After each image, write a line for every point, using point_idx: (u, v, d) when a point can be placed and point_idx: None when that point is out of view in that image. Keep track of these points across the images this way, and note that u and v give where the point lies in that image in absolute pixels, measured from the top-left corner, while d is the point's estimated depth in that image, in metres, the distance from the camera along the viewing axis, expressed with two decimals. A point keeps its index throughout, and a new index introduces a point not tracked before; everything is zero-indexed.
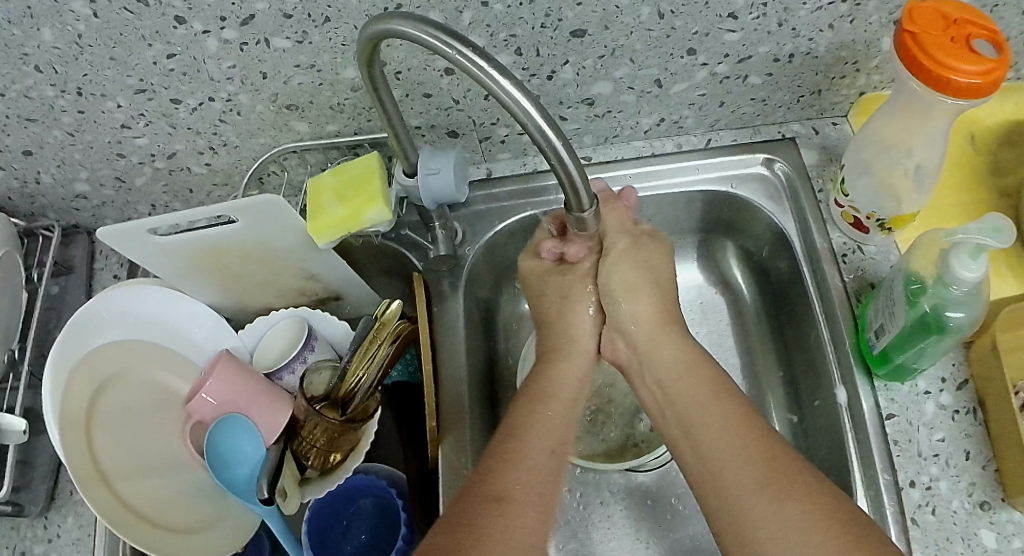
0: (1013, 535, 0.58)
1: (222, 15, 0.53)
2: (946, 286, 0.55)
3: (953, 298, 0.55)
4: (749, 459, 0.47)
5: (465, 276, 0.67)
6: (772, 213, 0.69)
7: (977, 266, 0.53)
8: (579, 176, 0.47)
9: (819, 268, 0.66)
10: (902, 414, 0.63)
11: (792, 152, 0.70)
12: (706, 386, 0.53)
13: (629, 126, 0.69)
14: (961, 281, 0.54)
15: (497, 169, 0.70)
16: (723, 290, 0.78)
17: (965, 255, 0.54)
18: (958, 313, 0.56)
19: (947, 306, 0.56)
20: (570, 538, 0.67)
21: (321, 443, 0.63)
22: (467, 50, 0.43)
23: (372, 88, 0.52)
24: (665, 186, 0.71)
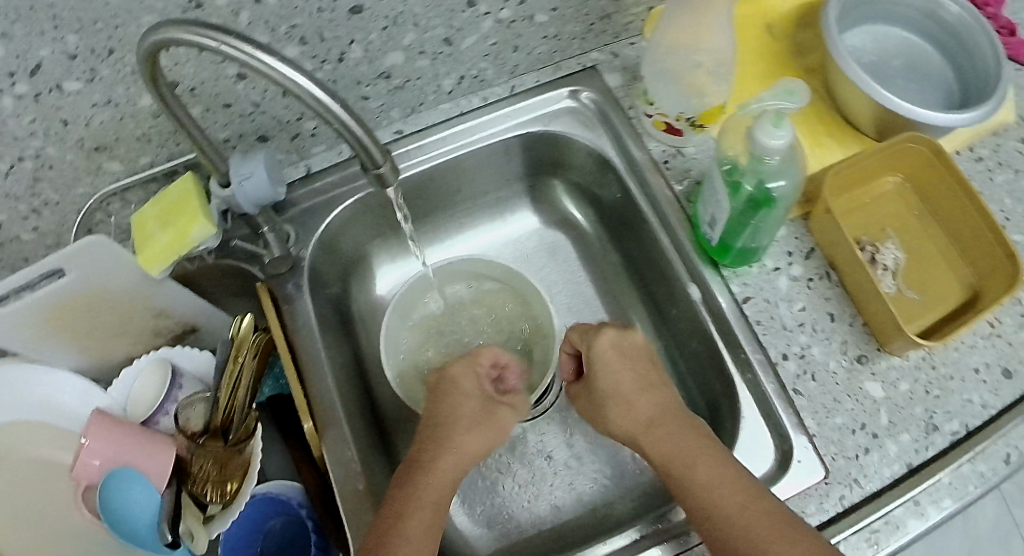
0: (897, 380, 0.66)
1: (9, 70, 0.53)
2: (760, 159, 0.58)
3: (768, 169, 0.58)
4: (763, 552, 0.52)
5: (307, 275, 0.68)
6: (589, 140, 0.72)
7: (782, 134, 0.56)
8: (366, 133, 0.53)
9: (645, 180, 0.69)
10: (758, 295, 0.67)
11: (595, 79, 0.73)
12: (736, 498, 0.54)
13: (432, 89, 0.70)
14: (768, 150, 0.57)
15: (314, 163, 0.71)
16: (562, 227, 0.80)
17: (768, 124, 0.56)
18: (775, 185, 0.59)
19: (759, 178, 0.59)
20: (482, 499, 0.68)
21: (214, 474, 0.67)
22: (230, 38, 0.45)
23: (165, 107, 0.53)
24: (477, 140, 0.72)
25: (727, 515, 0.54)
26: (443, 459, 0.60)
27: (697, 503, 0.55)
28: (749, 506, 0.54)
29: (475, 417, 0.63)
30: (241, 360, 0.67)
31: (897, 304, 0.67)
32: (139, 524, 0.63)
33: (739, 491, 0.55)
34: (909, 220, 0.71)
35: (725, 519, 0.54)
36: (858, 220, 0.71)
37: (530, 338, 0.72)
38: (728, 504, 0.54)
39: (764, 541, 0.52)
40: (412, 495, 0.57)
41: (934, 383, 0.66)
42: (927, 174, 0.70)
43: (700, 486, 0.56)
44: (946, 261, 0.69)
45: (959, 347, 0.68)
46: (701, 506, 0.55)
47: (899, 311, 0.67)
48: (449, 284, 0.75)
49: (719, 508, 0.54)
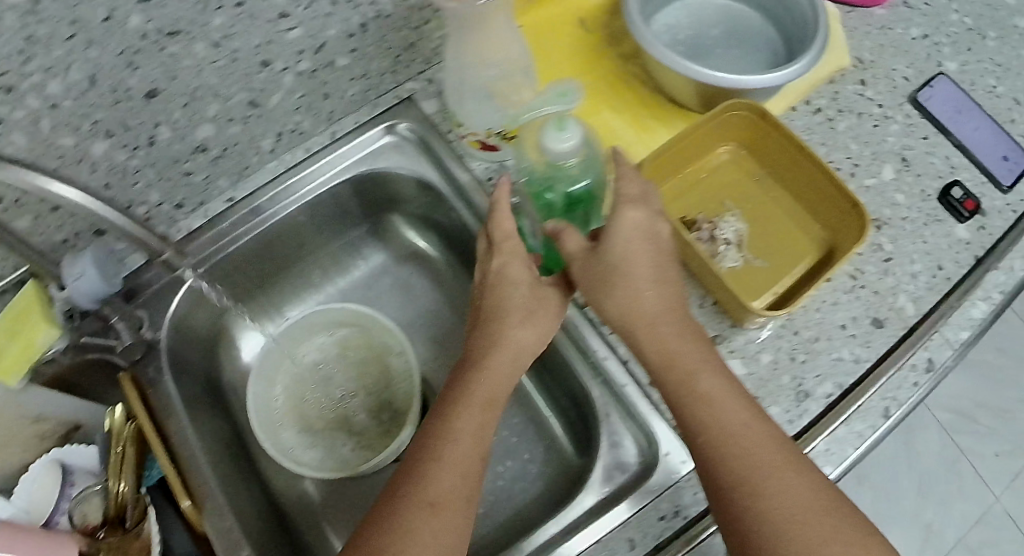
0: (759, 352, 0.64)
1: None
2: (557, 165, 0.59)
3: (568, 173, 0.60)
4: (765, 467, 0.52)
5: (166, 355, 0.70)
6: (411, 169, 0.72)
7: (571, 134, 0.57)
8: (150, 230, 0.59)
9: (468, 198, 0.70)
10: None
11: (412, 110, 0.73)
12: (738, 408, 0.55)
13: (253, 151, 0.72)
14: (565, 154, 0.57)
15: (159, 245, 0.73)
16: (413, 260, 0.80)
17: (552, 131, 0.57)
18: (581, 180, 0.61)
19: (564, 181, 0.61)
20: None
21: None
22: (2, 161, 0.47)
23: None
24: (306, 194, 0.73)
25: (732, 432, 0.54)
26: (478, 391, 0.59)
27: (693, 411, 0.56)
28: (747, 419, 0.55)
29: (524, 309, 0.62)
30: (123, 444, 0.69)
31: (743, 276, 0.66)
32: None
33: (742, 402, 0.56)
34: (748, 189, 0.70)
35: (716, 439, 0.54)
36: (696, 198, 0.70)
37: (380, 371, 0.75)
38: (731, 419, 0.55)
39: (766, 457, 0.53)
40: (455, 433, 0.56)
41: (799, 348, 0.64)
42: (759, 139, 0.69)
43: (698, 403, 0.56)
44: (792, 223, 0.68)
45: (821, 307, 0.66)
46: (712, 415, 0.55)
47: (747, 283, 0.66)
48: (299, 346, 0.75)
49: (738, 415, 0.55)
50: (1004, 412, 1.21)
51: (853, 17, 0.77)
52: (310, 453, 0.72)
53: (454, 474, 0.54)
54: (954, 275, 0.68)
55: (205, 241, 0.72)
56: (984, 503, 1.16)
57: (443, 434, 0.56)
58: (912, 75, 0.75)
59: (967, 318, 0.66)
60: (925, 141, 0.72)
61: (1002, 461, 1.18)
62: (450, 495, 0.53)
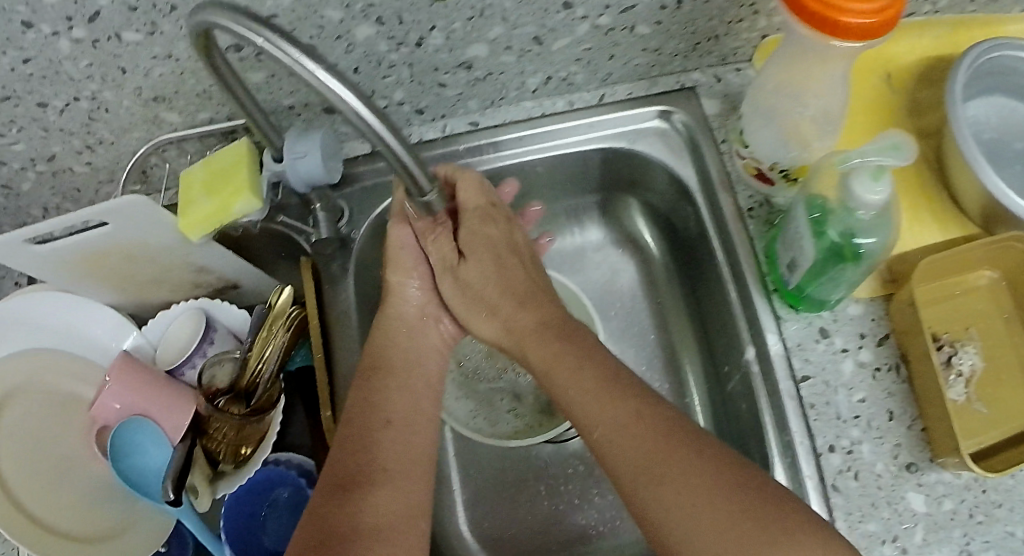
0: (943, 496, 0.60)
1: (68, 15, 0.51)
2: (851, 212, 0.53)
3: (859, 224, 0.53)
4: None
5: (356, 254, 0.66)
6: (670, 164, 0.65)
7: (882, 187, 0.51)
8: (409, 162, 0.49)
9: (722, 222, 0.63)
10: (819, 376, 0.61)
11: (691, 102, 0.66)
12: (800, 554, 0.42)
13: (515, 86, 0.64)
14: (867, 206, 0.52)
15: (381, 140, 0.68)
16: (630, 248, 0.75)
17: (863, 177, 0.51)
18: (869, 236, 0.54)
19: (854, 228, 0.54)
20: (487, 509, 0.68)
21: (231, 437, 0.66)
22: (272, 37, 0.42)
23: (214, 71, 0.51)
24: (551, 147, 0.66)
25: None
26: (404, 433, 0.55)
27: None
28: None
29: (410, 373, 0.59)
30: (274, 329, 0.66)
31: (961, 414, 0.62)
32: (147, 476, 0.64)
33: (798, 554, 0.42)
34: (997, 323, 0.65)
35: None
36: (943, 312, 0.65)
37: None
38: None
39: None
40: (378, 421, 0.55)
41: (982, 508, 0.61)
42: None
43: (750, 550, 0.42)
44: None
45: None
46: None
47: (963, 422, 0.61)
48: None
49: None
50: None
51: None
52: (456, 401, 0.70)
53: (393, 463, 0.53)
54: None
55: (434, 155, 0.65)
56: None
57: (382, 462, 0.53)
58: None
59: None
60: None
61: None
62: (372, 480, 0.51)
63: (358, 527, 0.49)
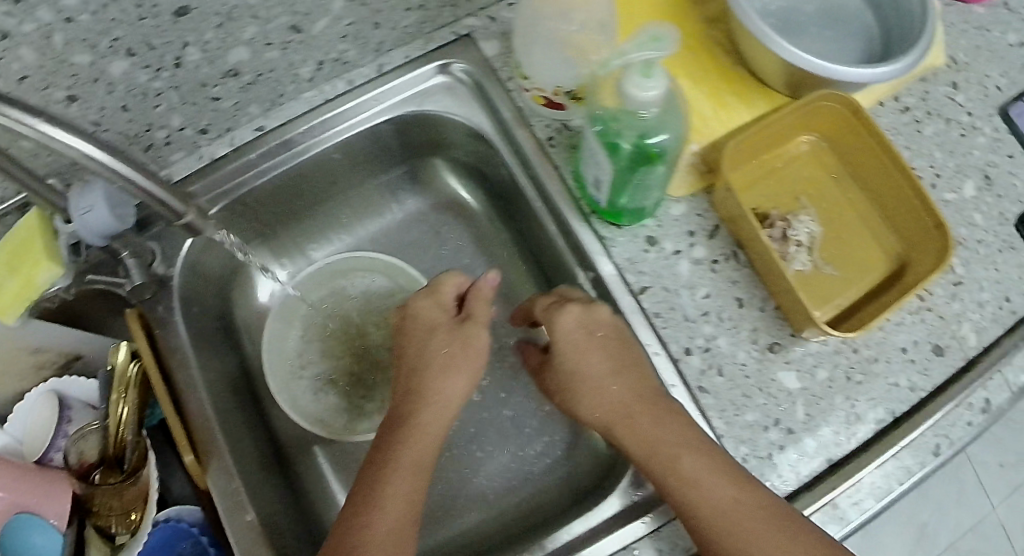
0: (814, 367, 0.60)
1: None
2: (635, 113, 0.52)
3: (646, 123, 0.52)
4: None
5: (176, 296, 0.64)
6: (463, 117, 0.64)
7: (656, 82, 0.50)
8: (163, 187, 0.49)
9: (527, 160, 0.62)
10: (657, 283, 0.60)
11: (469, 50, 0.65)
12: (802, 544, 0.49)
13: (289, 79, 0.63)
14: (647, 104, 0.51)
15: (177, 171, 0.65)
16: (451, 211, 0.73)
17: (635, 76, 0.50)
18: (658, 135, 0.53)
19: (638, 129, 0.53)
20: None
21: (116, 507, 0.65)
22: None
23: None
24: (346, 130, 0.65)
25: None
26: (419, 430, 0.56)
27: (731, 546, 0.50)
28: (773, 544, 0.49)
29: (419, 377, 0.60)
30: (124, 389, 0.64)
31: (811, 281, 0.62)
32: None
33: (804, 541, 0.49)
34: (828, 186, 0.66)
35: None
36: (771, 187, 0.66)
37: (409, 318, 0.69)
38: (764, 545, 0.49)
39: None
40: (417, 430, 0.56)
41: (856, 368, 0.61)
42: (844, 133, 0.65)
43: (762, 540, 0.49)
44: (869, 231, 0.64)
45: (885, 326, 0.63)
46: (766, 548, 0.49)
47: (814, 289, 0.62)
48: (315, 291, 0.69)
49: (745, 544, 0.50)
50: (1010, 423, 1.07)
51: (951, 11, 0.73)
52: (316, 403, 0.67)
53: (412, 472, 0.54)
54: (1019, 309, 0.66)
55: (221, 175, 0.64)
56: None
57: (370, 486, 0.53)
58: (1004, 84, 0.71)
59: None
60: (1010, 159, 0.69)
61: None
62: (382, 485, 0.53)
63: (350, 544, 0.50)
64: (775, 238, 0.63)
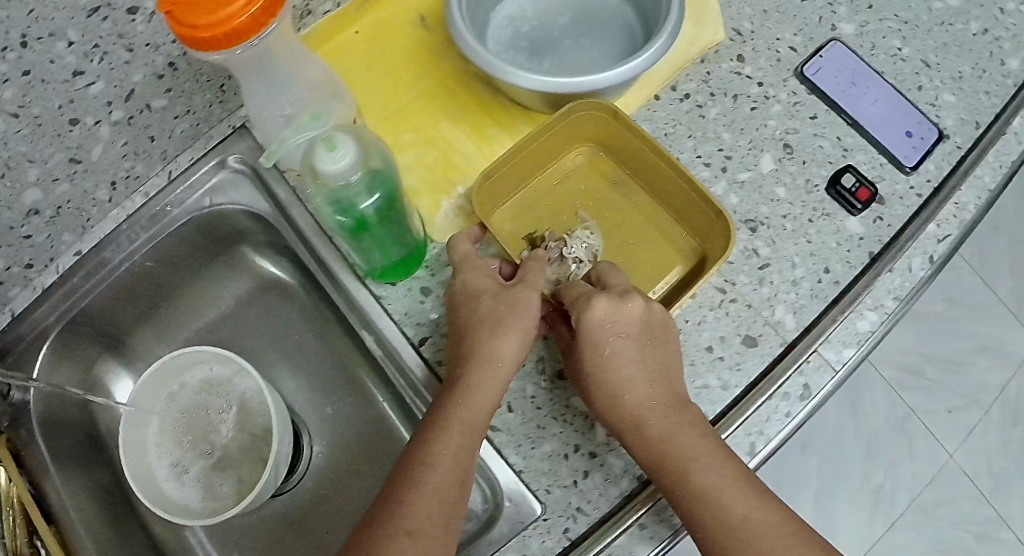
0: None
1: None
2: (336, 184, 0.53)
3: (354, 188, 0.54)
4: (755, 543, 0.50)
5: (36, 421, 0.67)
6: (246, 204, 0.70)
7: (342, 151, 0.51)
8: None
9: (305, 237, 0.65)
10: (436, 332, 0.61)
11: (242, 141, 0.70)
12: (744, 488, 0.53)
13: (91, 202, 0.68)
14: (341, 174, 0.52)
15: (18, 303, 0.68)
16: (274, 289, 0.77)
17: (320, 152, 0.51)
18: (371, 196, 0.55)
19: (354, 196, 0.55)
20: None
21: None
22: None
23: None
24: (155, 236, 0.70)
25: (737, 509, 0.52)
26: (464, 413, 0.54)
27: (699, 498, 0.52)
28: (733, 484, 0.53)
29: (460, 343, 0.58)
30: None
31: None
32: None
33: (740, 489, 0.52)
34: (607, 193, 0.67)
35: (718, 540, 0.51)
36: (549, 206, 0.66)
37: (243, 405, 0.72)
38: (727, 485, 0.52)
39: (767, 537, 0.51)
40: (443, 404, 0.55)
41: None
42: (609, 137, 0.65)
43: (731, 477, 0.53)
44: (654, 229, 0.65)
45: (683, 328, 0.61)
46: (726, 488, 0.52)
47: None
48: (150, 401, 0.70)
49: (729, 487, 0.52)
50: (952, 364, 1.07)
51: None
52: (179, 489, 0.70)
53: (446, 455, 0.52)
54: (842, 278, 0.62)
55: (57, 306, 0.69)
56: (934, 462, 1.04)
57: (417, 471, 0.52)
58: (799, 43, 0.68)
59: (853, 332, 0.60)
60: (812, 121, 0.66)
61: (954, 417, 1.06)
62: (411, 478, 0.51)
63: (395, 532, 0.48)
64: (554, 260, 0.63)
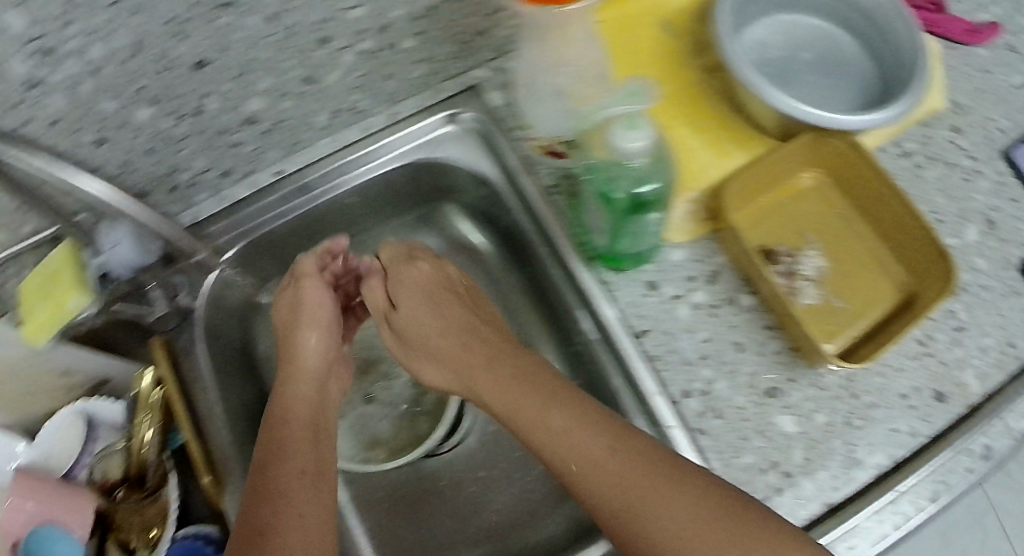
0: (813, 411, 0.61)
1: None
2: (623, 164, 0.54)
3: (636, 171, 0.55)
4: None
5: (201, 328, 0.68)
6: (468, 164, 0.68)
7: (639, 133, 0.53)
8: None
9: (534, 209, 0.64)
10: (657, 327, 0.61)
11: (475, 99, 0.69)
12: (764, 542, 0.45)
13: (306, 126, 0.66)
14: (633, 155, 0.53)
15: (205, 208, 0.69)
16: (460, 249, 0.77)
17: (622, 130, 0.53)
18: (646, 185, 0.56)
19: (629, 180, 0.55)
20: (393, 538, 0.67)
21: (137, 526, 0.69)
22: None
23: None
24: (363, 173, 0.69)
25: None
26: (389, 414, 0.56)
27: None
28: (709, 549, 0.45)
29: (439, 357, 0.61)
30: (147, 411, 0.69)
31: (818, 316, 0.62)
32: None
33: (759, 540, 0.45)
34: (832, 219, 0.65)
35: None
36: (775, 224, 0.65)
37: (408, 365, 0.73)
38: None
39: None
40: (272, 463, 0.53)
41: (855, 413, 0.62)
42: (847, 169, 0.64)
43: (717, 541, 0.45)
44: (876, 264, 0.63)
45: (884, 372, 0.63)
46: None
47: (822, 324, 0.62)
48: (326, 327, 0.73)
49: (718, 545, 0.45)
50: None
51: (954, 56, 0.75)
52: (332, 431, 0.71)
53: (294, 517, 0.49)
54: None
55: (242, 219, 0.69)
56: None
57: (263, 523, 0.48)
58: (1008, 127, 0.72)
59: None
60: (1017, 203, 0.69)
61: None
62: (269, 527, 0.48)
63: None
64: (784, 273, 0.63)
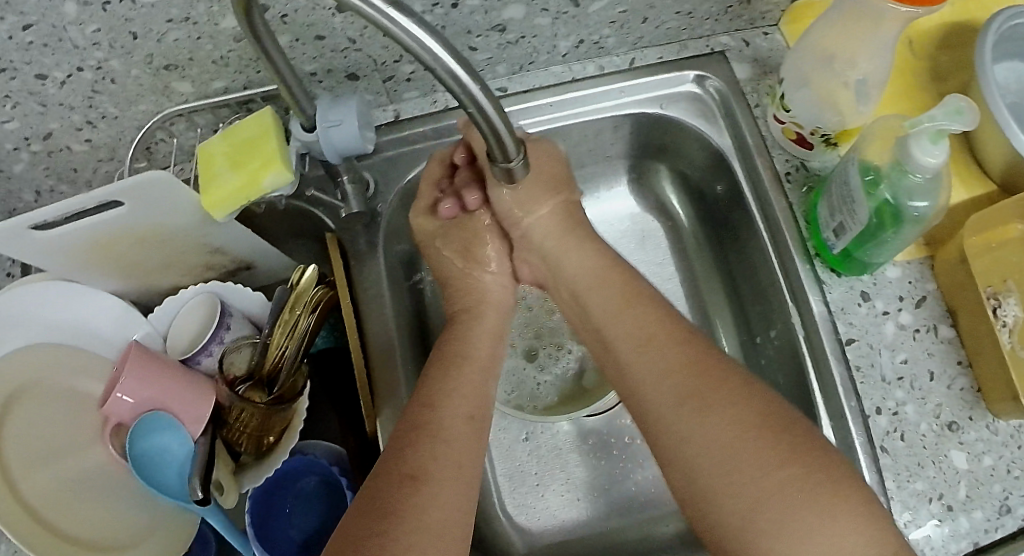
0: (983, 453, 0.58)
1: None
2: (905, 173, 0.53)
3: (913, 185, 0.53)
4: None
5: (382, 231, 0.67)
6: (705, 131, 0.66)
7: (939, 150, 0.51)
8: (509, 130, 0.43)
9: (764, 194, 0.63)
10: (863, 337, 0.61)
11: (722, 66, 0.66)
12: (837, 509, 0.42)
13: (546, 50, 0.63)
14: (924, 169, 0.52)
15: (404, 110, 0.68)
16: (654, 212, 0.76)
17: (924, 140, 0.51)
18: (919, 201, 0.54)
19: (902, 193, 0.54)
20: (522, 482, 0.67)
21: (252, 427, 0.61)
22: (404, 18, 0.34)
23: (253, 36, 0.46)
24: (590, 111, 0.66)
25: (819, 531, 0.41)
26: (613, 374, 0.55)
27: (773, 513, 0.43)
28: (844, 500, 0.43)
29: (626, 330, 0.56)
30: (298, 311, 0.62)
31: None
32: (169, 476, 0.58)
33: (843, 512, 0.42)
34: None
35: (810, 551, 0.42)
36: None
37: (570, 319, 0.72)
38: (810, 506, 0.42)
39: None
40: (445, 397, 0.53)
41: None
42: None
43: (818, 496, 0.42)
44: None
45: None
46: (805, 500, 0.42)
47: None
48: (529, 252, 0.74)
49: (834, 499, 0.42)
50: None
51: None
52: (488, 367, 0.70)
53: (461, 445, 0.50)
54: None
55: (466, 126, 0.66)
56: None
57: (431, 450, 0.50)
58: None
59: None
60: None
61: None
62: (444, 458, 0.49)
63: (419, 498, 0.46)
64: None
